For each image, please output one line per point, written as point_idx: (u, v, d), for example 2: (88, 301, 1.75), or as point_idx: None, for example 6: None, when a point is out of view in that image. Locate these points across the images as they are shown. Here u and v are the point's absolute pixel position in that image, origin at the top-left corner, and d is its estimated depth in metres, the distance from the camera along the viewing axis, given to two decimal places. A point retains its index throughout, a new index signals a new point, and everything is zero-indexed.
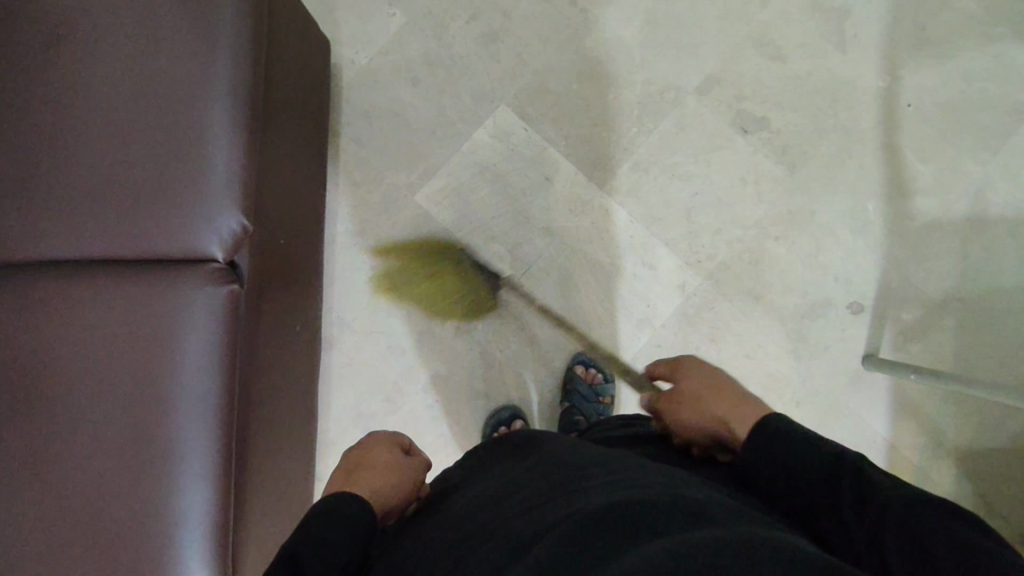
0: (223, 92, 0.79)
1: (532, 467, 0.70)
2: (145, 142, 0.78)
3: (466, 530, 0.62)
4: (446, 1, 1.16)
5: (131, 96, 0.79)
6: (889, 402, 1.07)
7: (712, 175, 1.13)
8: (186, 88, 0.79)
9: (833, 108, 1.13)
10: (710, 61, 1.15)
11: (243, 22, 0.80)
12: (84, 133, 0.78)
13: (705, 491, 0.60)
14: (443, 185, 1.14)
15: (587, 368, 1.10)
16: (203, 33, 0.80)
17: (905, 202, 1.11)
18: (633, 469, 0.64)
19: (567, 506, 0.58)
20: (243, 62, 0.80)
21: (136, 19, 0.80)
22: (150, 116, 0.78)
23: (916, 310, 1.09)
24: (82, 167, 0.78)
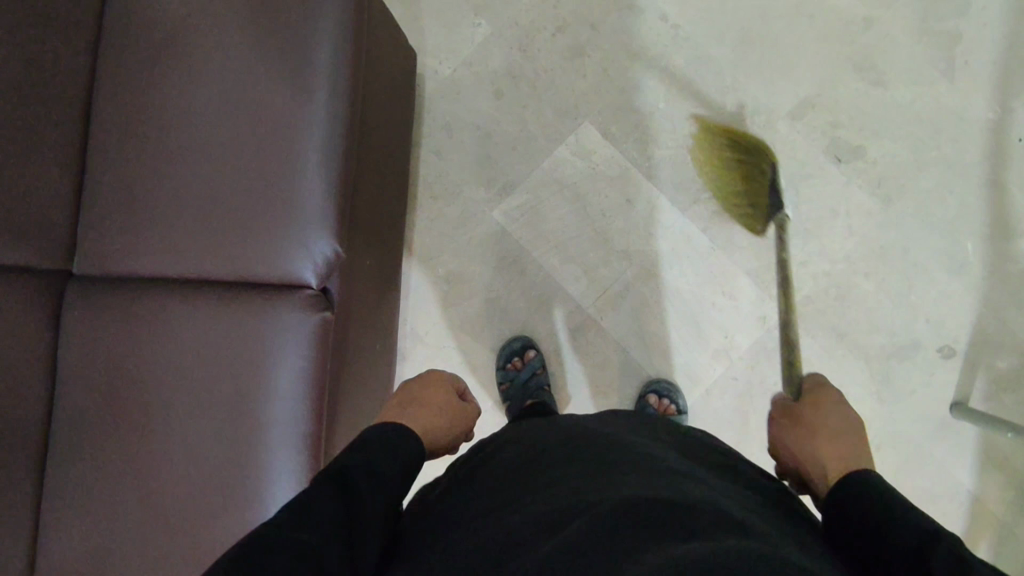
0: (322, 116, 0.79)
1: (571, 444, 0.68)
2: (245, 166, 0.79)
3: (491, 506, 0.60)
4: (533, 12, 1.13)
5: (233, 118, 0.80)
6: (976, 453, 1.03)
7: (800, 206, 1.09)
8: (285, 113, 0.79)
9: (936, 139, 1.07)
10: (806, 84, 1.09)
11: (344, 46, 0.80)
12: (186, 152, 0.80)
13: (742, 506, 0.58)
14: (523, 202, 1.12)
15: (661, 398, 1.06)
16: (304, 56, 0.80)
17: (1008, 243, 1.05)
18: (686, 471, 0.62)
19: (597, 492, 0.56)
20: (342, 85, 0.80)
21: (239, 40, 0.80)
22: (251, 138, 0.80)
23: (1012, 358, 1.04)
24: (185, 188, 0.80)
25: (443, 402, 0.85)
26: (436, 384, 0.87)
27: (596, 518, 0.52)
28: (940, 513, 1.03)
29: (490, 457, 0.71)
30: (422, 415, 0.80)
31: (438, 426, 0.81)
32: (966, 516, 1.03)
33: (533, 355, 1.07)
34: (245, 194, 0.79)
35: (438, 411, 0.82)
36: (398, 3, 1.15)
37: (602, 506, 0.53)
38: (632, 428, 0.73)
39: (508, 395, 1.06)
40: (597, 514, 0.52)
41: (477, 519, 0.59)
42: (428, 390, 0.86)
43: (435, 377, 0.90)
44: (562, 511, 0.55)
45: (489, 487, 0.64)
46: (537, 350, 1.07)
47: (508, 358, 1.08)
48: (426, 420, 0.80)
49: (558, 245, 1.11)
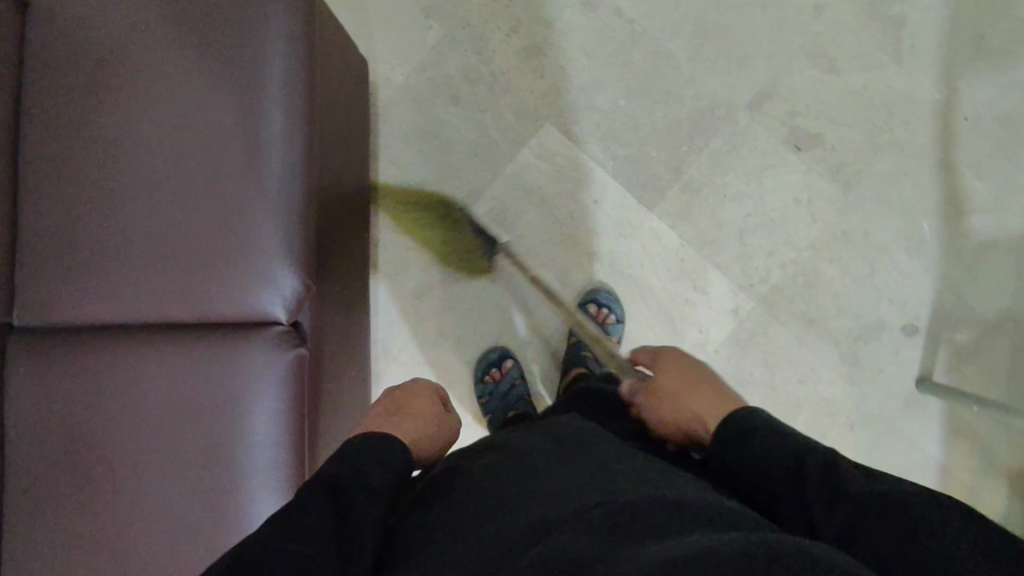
0: (278, 142, 0.75)
1: (557, 449, 0.65)
2: (198, 199, 0.74)
3: (478, 513, 0.57)
4: (485, 12, 1.10)
5: (181, 148, 0.75)
6: (942, 424, 1.07)
7: (765, 196, 1.09)
8: (239, 140, 0.75)
9: (888, 123, 1.10)
10: (763, 75, 1.10)
11: (296, 66, 0.76)
12: (132, 189, 0.75)
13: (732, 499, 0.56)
14: (489, 210, 1.09)
15: (600, 308, 1.07)
16: (254, 78, 0.75)
17: (960, 220, 1.09)
18: (674, 472, 0.60)
19: (589, 503, 0.54)
20: (298, 108, 0.76)
21: (181, 65, 0.75)
22: (202, 169, 0.75)
23: (970, 331, 1.08)
24: (133, 226, 0.74)
25: (429, 410, 0.77)
26: (422, 391, 0.80)
27: (594, 532, 0.49)
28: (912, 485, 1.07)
29: (472, 460, 0.68)
30: (410, 425, 0.73)
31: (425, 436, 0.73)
32: (936, 486, 1.07)
33: (512, 364, 1.06)
34: (200, 229, 0.74)
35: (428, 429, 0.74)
36: (344, 8, 1.10)
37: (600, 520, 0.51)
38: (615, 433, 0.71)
39: (488, 409, 1.04)
40: (601, 530, 0.50)
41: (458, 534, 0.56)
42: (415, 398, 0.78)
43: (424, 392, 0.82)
44: (552, 523, 0.52)
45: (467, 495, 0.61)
46: (515, 360, 1.06)
47: (486, 369, 1.06)
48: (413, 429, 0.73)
49: (528, 251, 1.09)
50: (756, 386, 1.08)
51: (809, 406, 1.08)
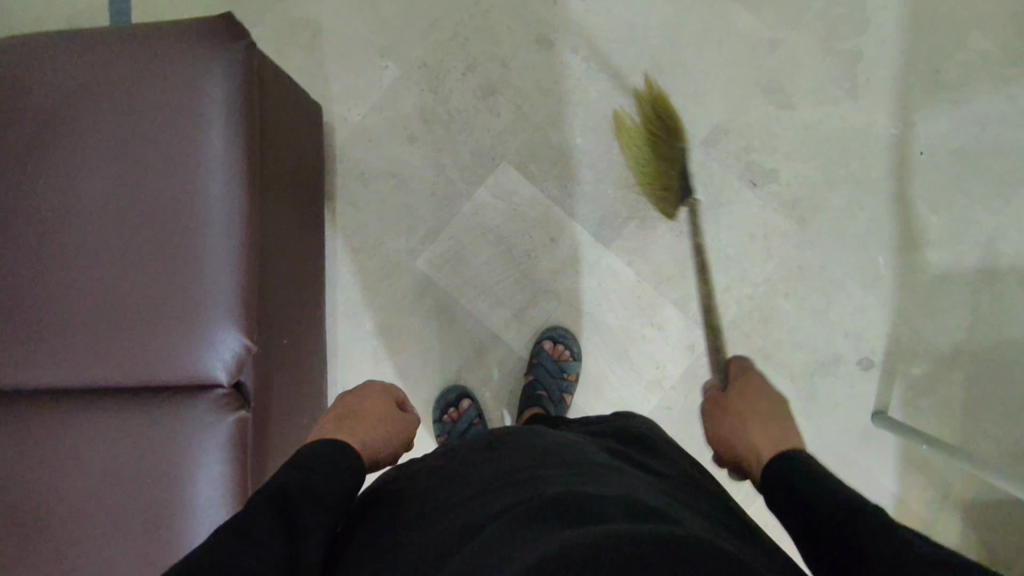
0: (219, 205, 0.75)
1: (498, 449, 0.68)
2: (137, 263, 0.75)
3: (419, 517, 0.60)
4: (441, 52, 1.10)
5: (122, 212, 0.75)
6: (896, 458, 1.08)
7: (720, 232, 1.10)
8: (178, 203, 0.75)
9: (844, 158, 1.10)
10: (718, 111, 1.10)
11: (236, 128, 0.76)
12: (75, 254, 0.75)
13: (662, 493, 0.58)
14: (447, 249, 1.10)
15: (555, 344, 1.08)
16: (193, 141, 0.75)
17: (916, 254, 1.09)
18: (607, 463, 0.62)
19: (512, 499, 0.56)
20: (239, 170, 0.76)
21: (120, 128, 0.76)
22: (144, 232, 0.75)
23: (925, 365, 1.09)
24: (77, 291, 0.75)
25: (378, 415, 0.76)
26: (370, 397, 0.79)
27: (511, 522, 0.52)
28: None
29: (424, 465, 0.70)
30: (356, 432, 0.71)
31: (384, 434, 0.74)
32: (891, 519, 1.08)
33: (469, 405, 1.07)
34: (142, 293, 0.75)
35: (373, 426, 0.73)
36: (299, 48, 1.10)
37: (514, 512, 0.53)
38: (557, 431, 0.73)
39: None
40: (512, 520, 0.52)
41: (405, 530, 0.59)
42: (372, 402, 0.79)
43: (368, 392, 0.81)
44: (480, 519, 0.55)
45: (411, 499, 0.64)
46: (471, 400, 1.07)
47: (444, 410, 1.07)
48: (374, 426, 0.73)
49: (486, 288, 1.10)
50: None
51: None
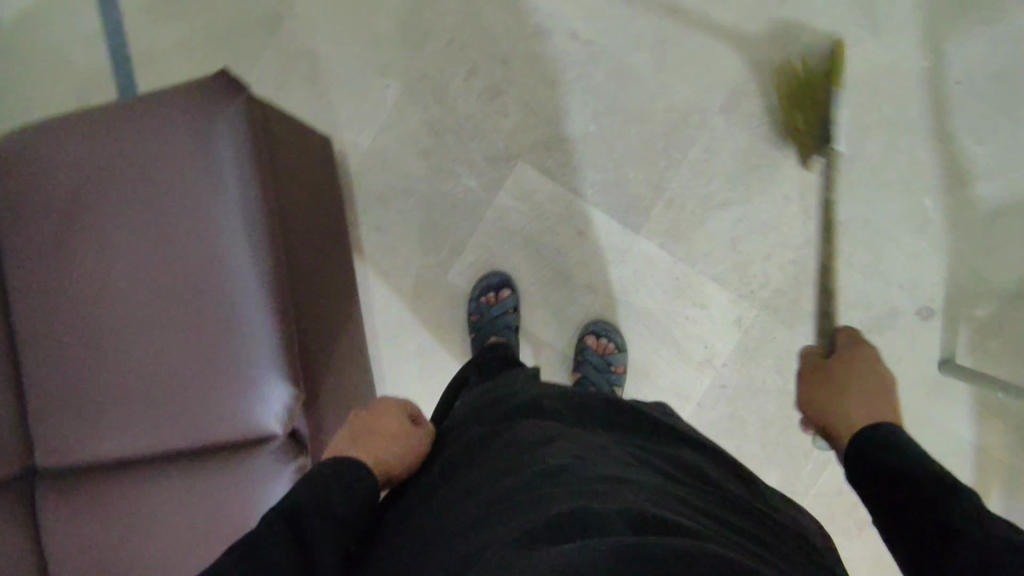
0: (246, 263, 0.76)
1: (504, 444, 0.63)
2: (180, 331, 0.77)
3: (421, 530, 0.56)
4: (441, 60, 1.08)
5: (155, 284, 0.77)
6: (971, 406, 1.03)
7: (753, 198, 1.06)
8: (207, 267, 0.76)
9: (874, 101, 1.04)
10: (733, 73, 1.06)
11: (249, 184, 0.77)
12: (120, 331, 0.78)
13: (681, 505, 0.55)
14: (476, 259, 1.09)
15: (599, 338, 1.06)
16: (210, 204, 0.76)
17: (965, 190, 1.03)
18: (629, 466, 0.59)
19: (514, 518, 0.52)
20: (259, 225, 0.77)
21: (139, 203, 0.77)
22: (179, 301, 0.77)
23: (990, 306, 1.03)
24: (127, 366, 0.77)
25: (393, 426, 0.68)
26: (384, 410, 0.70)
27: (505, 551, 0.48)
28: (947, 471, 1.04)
29: (433, 463, 0.67)
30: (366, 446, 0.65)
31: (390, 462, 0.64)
32: (973, 469, 1.04)
33: (509, 294, 1.07)
34: (188, 361, 0.77)
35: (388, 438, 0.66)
36: (301, 80, 1.10)
37: (514, 539, 0.49)
38: (573, 414, 0.69)
39: (475, 328, 1.06)
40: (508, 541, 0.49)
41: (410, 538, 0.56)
42: (378, 421, 0.67)
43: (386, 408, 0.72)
44: (475, 544, 0.51)
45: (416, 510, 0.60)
46: (512, 291, 1.07)
47: (483, 292, 1.07)
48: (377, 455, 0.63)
49: (520, 292, 1.09)
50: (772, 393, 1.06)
51: None
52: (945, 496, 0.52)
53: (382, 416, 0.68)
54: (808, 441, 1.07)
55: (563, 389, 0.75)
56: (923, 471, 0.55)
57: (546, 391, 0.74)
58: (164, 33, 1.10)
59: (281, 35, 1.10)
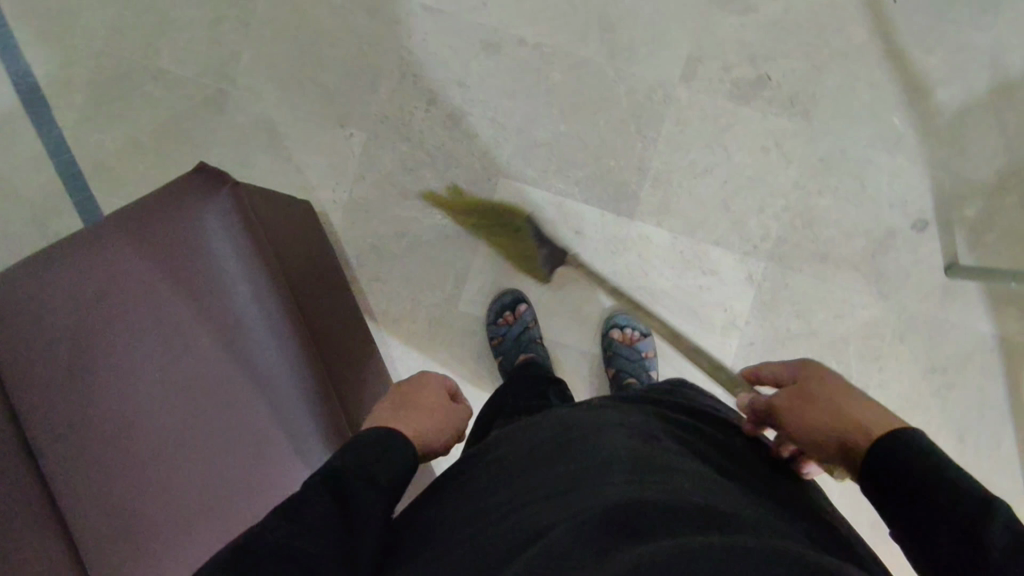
0: (273, 345, 0.74)
1: (550, 448, 0.62)
2: (221, 436, 0.74)
3: (464, 526, 0.55)
4: (397, 97, 1.07)
5: (184, 390, 0.74)
6: (984, 301, 1.07)
7: (733, 157, 1.08)
8: (235, 365, 0.74)
9: (823, 37, 1.07)
10: (684, 42, 1.07)
11: (259, 273, 0.75)
12: (157, 448, 0.73)
13: (738, 498, 0.54)
14: (482, 283, 1.08)
15: (624, 329, 1.06)
16: (223, 294, 0.74)
17: (927, 100, 1.06)
18: (684, 464, 0.58)
19: (568, 510, 0.50)
20: (278, 310, 0.75)
21: (148, 312, 0.74)
22: (213, 400, 0.74)
23: (978, 202, 1.07)
24: (173, 482, 0.73)
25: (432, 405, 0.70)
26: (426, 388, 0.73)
27: (571, 533, 0.47)
28: (979, 367, 1.07)
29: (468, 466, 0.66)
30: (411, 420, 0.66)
31: (425, 429, 0.67)
32: (1001, 359, 1.07)
33: (526, 309, 1.06)
34: (238, 458, 0.74)
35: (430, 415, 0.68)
36: (262, 150, 1.07)
37: (581, 519, 0.48)
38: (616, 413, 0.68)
39: (501, 351, 1.05)
40: (561, 531, 0.47)
41: (442, 548, 0.53)
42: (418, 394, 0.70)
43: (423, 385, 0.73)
44: (535, 530, 0.49)
45: (455, 509, 0.59)
46: (528, 305, 1.06)
47: (500, 313, 1.07)
48: (414, 424, 0.66)
49: (533, 305, 1.08)
50: (799, 338, 1.08)
51: (854, 337, 1.08)
52: (964, 502, 0.46)
53: (420, 389, 0.72)
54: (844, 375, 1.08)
55: (593, 403, 0.73)
56: (929, 476, 0.48)
57: (588, 405, 0.72)
58: (110, 137, 1.06)
59: (230, 110, 1.07)
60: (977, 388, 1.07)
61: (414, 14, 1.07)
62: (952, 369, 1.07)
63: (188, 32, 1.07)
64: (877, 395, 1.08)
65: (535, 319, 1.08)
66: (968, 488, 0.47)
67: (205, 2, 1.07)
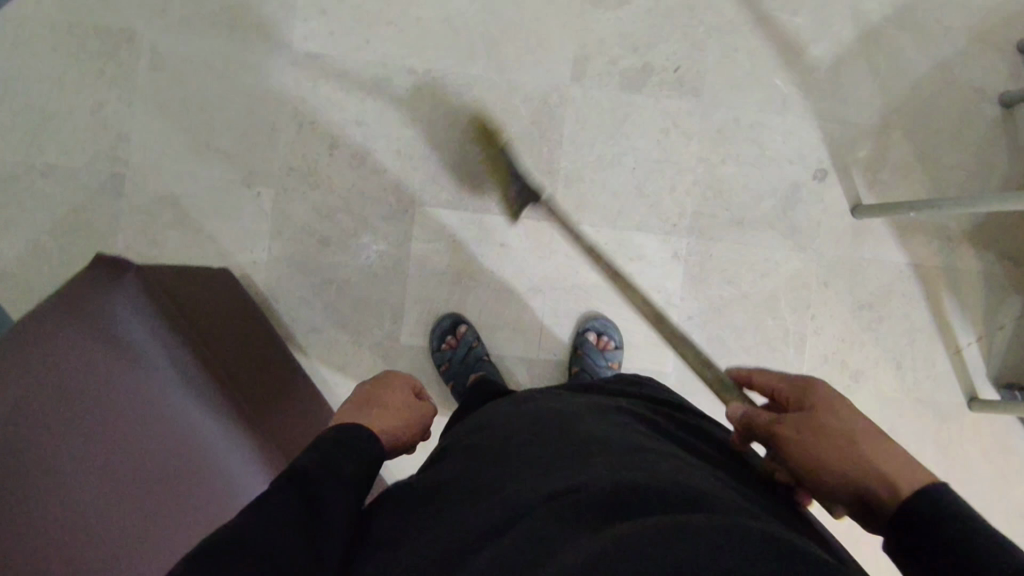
0: (195, 395, 0.75)
1: (533, 433, 0.63)
2: (161, 504, 0.71)
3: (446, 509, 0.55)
4: (300, 147, 1.07)
5: (105, 457, 0.70)
6: (893, 233, 1.13)
7: (636, 145, 1.11)
8: (157, 426, 0.73)
9: (696, 16, 1.11)
10: (567, 44, 1.10)
11: (163, 329, 0.74)
12: (81, 524, 0.68)
13: (708, 473, 0.56)
14: (420, 313, 1.08)
15: (600, 335, 1.08)
16: (135, 354, 0.73)
17: (802, 58, 1.12)
18: (666, 450, 0.60)
19: (548, 490, 0.52)
20: (191, 361, 0.75)
21: (49, 384, 0.69)
22: (140, 461, 0.71)
23: (868, 143, 1.13)
24: (104, 555, 0.68)
25: (405, 405, 0.71)
26: (396, 388, 0.73)
27: (557, 513, 0.48)
28: (901, 296, 1.13)
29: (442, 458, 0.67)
30: (383, 416, 0.67)
31: (394, 426, 0.67)
32: (919, 285, 1.13)
33: (466, 329, 1.07)
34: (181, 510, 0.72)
35: (400, 414, 0.69)
36: (171, 226, 1.05)
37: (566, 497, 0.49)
38: (598, 406, 0.70)
39: (449, 375, 1.06)
40: (544, 512, 0.49)
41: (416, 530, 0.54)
42: (389, 396, 0.71)
43: (393, 385, 0.75)
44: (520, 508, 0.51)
45: (435, 494, 0.59)
46: (467, 323, 1.07)
47: (442, 338, 1.07)
48: (383, 421, 0.66)
49: (473, 324, 1.09)
50: (733, 303, 1.12)
51: (782, 292, 1.12)
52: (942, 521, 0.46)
53: (390, 392, 0.72)
54: (781, 329, 1.12)
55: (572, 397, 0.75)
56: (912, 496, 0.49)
57: (569, 400, 0.74)
58: (7, 243, 1.02)
59: (130, 192, 1.04)
60: (903, 315, 1.13)
61: (298, 63, 1.07)
62: (877, 303, 1.13)
63: (70, 122, 1.04)
64: (816, 341, 1.13)
65: (478, 336, 1.08)
66: (939, 501, 0.48)
67: (81, 89, 1.04)
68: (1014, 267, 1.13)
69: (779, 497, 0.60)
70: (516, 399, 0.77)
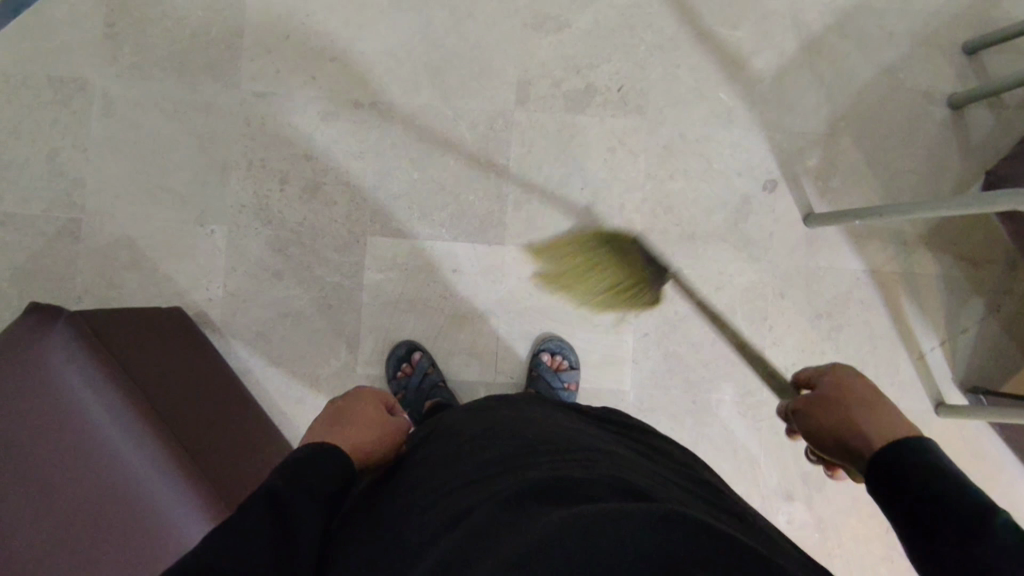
0: (113, 420, 0.72)
1: (472, 439, 0.65)
2: (88, 533, 0.71)
3: (392, 512, 0.57)
4: (251, 183, 1.09)
5: (28, 487, 0.70)
6: (847, 239, 1.13)
7: (583, 166, 1.12)
8: (80, 455, 0.71)
9: (636, 35, 1.12)
10: (510, 69, 1.12)
11: (83, 356, 0.72)
12: (24, 561, 0.70)
13: (637, 470, 0.60)
14: (375, 341, 1.09)
15: (554, 355, 1.09)
16: (46, 384, 0.71)
17: (745, 70, 1.13)
18: (599, 446, 0.64)
19: (494, 489, 0.54)
20: (110, 387, 0.73)
21: None
22: (72, 497, 0.71)
23: (816, 152, 1.13)
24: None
25: (375, 419, 0.70)
26: (369, 402, 0.72)
27: (492, 510, 0.50)
28: (859, 303, 1.12)
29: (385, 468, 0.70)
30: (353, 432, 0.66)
31: (366, 446, 0.66)
32: (878, 291, 1.13)
33: (421, 356, 1.07)
34: (115, 548, 0.70)
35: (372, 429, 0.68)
36: (127, 268, 1.07)
37: (499, 498, 0.51)
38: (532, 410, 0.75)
39: (406, 403, 1.07)
40: (492, 507, 0.51)
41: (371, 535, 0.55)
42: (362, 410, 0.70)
43: (367, 397, 0.74)
44: (454, 515, 0.53)
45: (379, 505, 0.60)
46: (422, 350, 1.08)
47: (397, 367, 1.08)
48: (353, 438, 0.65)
49: (429, 350, 1.10)
50: (688, 318, 1.11)
51: (739, 304, 1.12)
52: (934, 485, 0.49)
53: (362, 405, 0.71)
54: (739, 342, 1.12)
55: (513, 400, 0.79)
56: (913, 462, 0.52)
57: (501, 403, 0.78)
58: None
59: (87, 237, 1.07)
60: (863, 323, 1.12)
61: (246, 101, 1.09)
62: (836, 312, 1.12)
63: (27, 172, 1.07)
64: (776, 353, 1.12)
65: (434, 363, 1.09)
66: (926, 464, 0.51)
67: (37, 139, 1.07)
68: (971, 268, 1.12)
69: (714, 498, 0.61)
70: (470, 405, 0.77)
